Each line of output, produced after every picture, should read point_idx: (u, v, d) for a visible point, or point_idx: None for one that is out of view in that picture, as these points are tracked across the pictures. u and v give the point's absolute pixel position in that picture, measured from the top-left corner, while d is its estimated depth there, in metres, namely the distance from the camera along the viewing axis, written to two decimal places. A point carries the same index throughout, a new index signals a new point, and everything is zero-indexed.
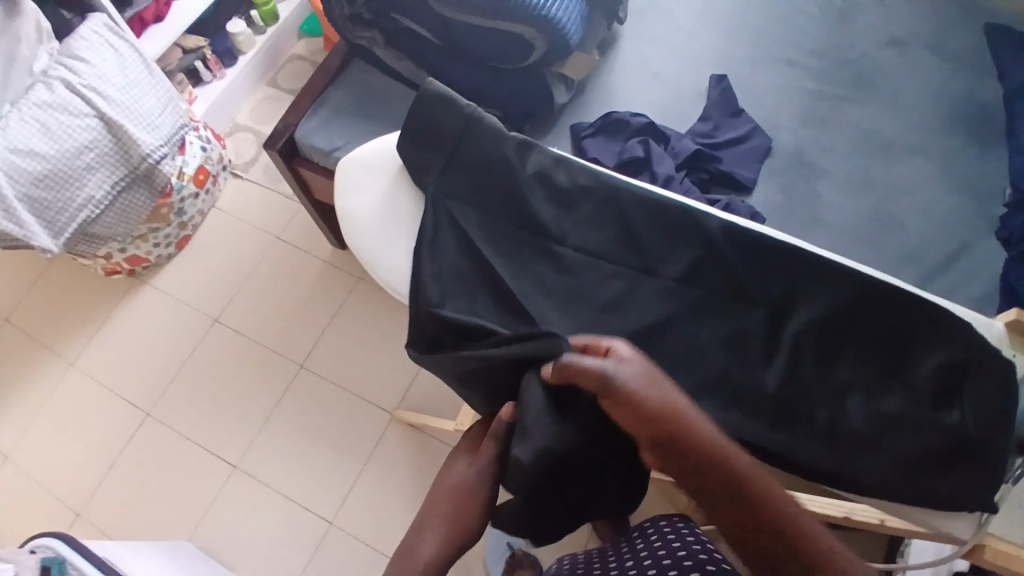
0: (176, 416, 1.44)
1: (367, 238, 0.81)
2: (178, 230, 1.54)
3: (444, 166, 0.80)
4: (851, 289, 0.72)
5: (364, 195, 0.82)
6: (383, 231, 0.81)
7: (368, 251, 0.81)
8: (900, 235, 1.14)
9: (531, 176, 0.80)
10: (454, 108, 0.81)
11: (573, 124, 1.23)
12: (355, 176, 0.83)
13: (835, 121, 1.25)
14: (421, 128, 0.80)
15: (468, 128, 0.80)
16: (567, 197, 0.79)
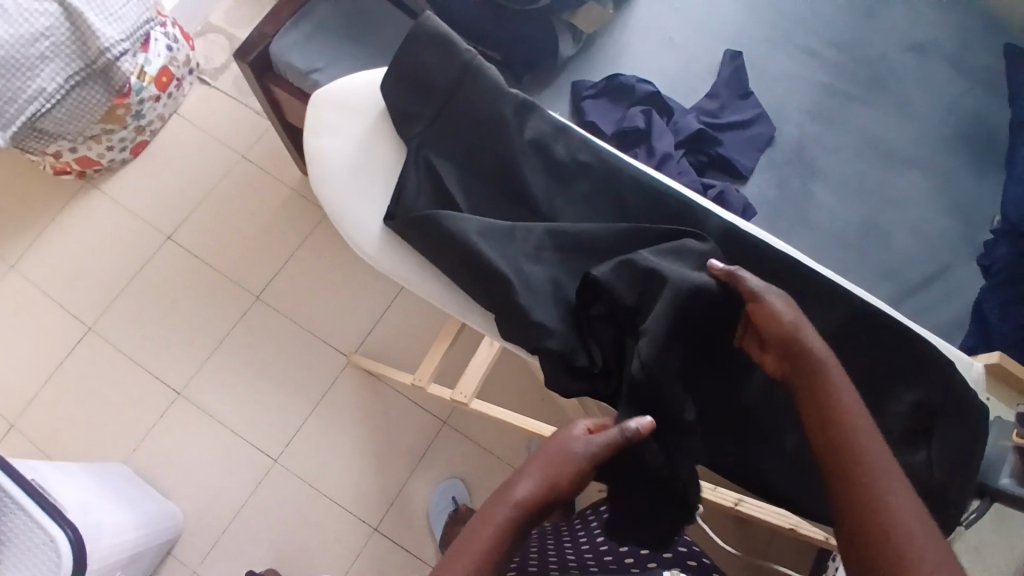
0: (120, 333, 1.37)
1: (340, 188, 0.69)
2: (134, 134, 1.43)
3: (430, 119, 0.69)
4: (839, 314, 0.69)
5: (339, 137, 0.71)
6: (358, 183, 0.70)
7: (337, 202, 0.69)
8: (885, 248, 1.12)
9: (529, 141, 0.70)
10: (449, 50, 0.69)
11: (575, 82, 1.15)
12: (332, 114, 0.71)
13: (842, 120, 1.20)
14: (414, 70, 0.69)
15: (468, 73, 0.69)
16: (562, 172, 0.70)
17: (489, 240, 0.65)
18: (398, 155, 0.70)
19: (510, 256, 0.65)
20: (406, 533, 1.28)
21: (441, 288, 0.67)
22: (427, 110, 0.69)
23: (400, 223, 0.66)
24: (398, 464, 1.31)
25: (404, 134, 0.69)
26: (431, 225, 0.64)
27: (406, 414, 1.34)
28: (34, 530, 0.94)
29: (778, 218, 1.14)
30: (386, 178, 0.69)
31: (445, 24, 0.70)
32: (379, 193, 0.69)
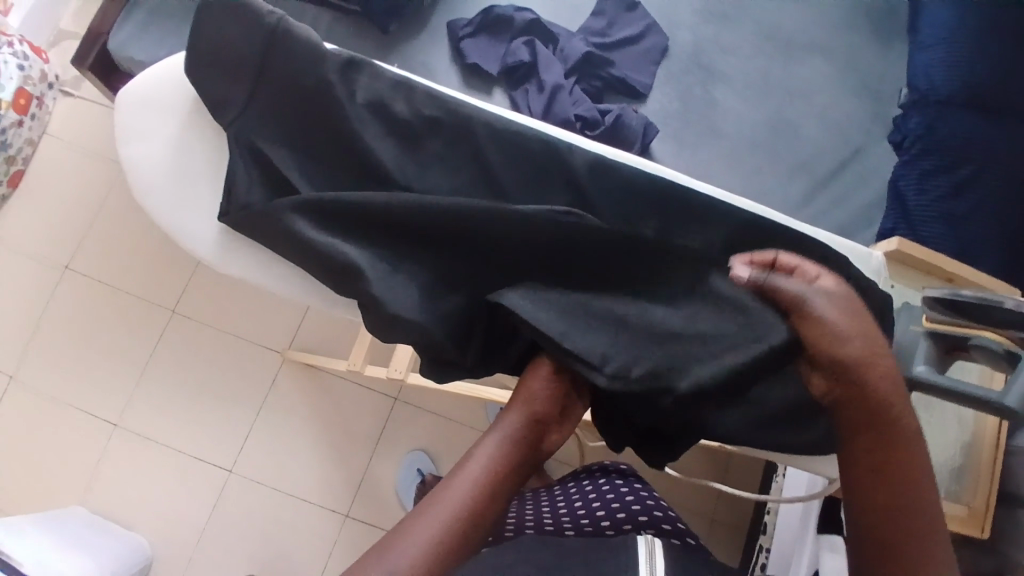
0: (40, 377, 1.30)
1: (164, 199, 0.67)
2: (7, 166, 1.30)
3: (248, 100, 0.65)
4: (726, 226, 0.67)
5: (152, 138, 0.67)
6: (183, 190, 0.67)
7: (166, 213, 0.67)
8: (795, 141, 1.10)
9: (363, 107, 0.66)
10: (254, 23, 0.64)
11: (450, 23, 1.07)
12: (140, 117, 0.67)
13: (736, 16, 1.15)
14: (230, 54, 0.64)
15: (274, 41, 0.64)
16: (409, 133, 0.67)
17: (334, 234, 0.64)
18: (218, 149, 0.67)
19: (364, 234, 0.64)
20: (378, 513, 1.27)
21: (301, 278, 0.69)
22: (250, 86, 0.65)
23: (237, 216, 0.64)
24: (357, 450, 1.29)
25: (221, 122, 0.65)
26: (271, 219, 0.63)
27: (355, 400, 1.31)
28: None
29: (684, 131, 1.10)
30: (212, 177, 0.67)
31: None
32: (208, 194, 0.67)
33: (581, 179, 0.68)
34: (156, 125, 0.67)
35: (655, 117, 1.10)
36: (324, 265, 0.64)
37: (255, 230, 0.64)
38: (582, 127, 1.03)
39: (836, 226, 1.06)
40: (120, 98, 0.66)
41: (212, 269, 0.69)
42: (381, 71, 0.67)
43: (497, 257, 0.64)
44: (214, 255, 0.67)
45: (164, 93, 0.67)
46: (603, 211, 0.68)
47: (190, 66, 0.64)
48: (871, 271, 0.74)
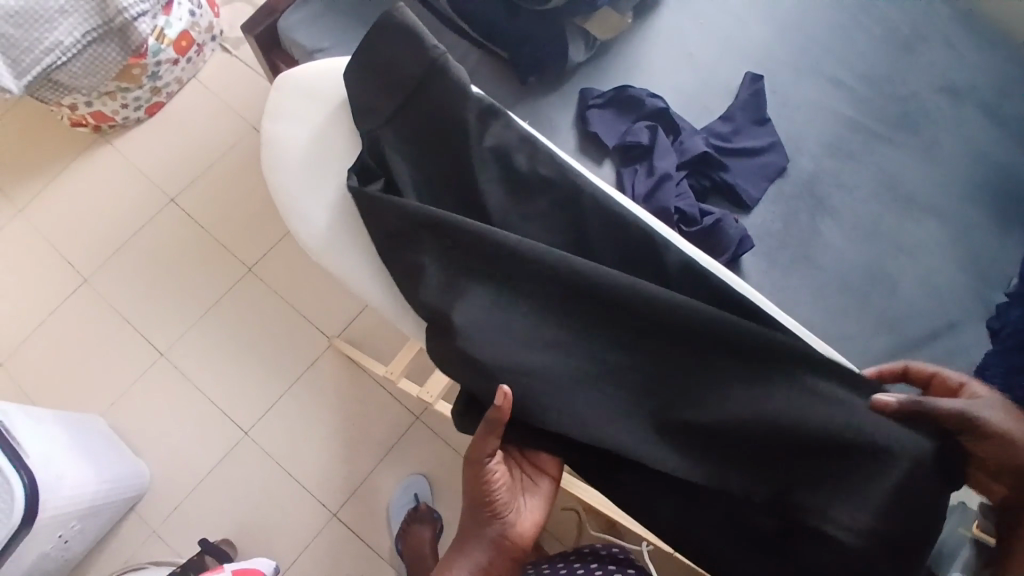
0: (112, 289, 1.39)
1: (287, 179, 0.73)
2: (150, 95, 1.42)
3: (394, 114, 0.70)
4: None
5: (296, 124, 0.74)
6: (309, 176, 0.73)
7: (288, 193, 0.73)
8: (889, 298, 1.06)
9: (486, 149, 0.70)
10: (416, 47, 0.71)
11: (584, 90, 1.13)
12: (294, 101, 0.74)
13: (862, 158, 1.14)
14: (385, 72, 0.71)
15: (433, 69, 0.70)
16: (522, 185, 0.70)
17: (441, 246, 0.69)
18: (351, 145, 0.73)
19: (460, 264, 0.68)
20: (365, 523, 1.27)
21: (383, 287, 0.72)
22: (394, 101, 0.71)
23: (359, 186, 0.70)
24: (367, 454, 1.31)
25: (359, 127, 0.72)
26: (383, 221, 0.69)
27: (379, 405, 1.33)
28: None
29: (778, 254, 1.09)
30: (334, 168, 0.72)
31: (418, 23, 0.72)
32: (324, 183, 0.73)
33: (670, 273, 0.67)
34: (303, 113, 0.74)
35: (752, 231, 1.10)
36: (415, 281, 0.69)
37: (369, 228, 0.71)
38: (679, 221, 1.04)
39: None
40: (284, 81, 0.74)
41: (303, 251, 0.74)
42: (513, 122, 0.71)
43: (578, 320, 0.67)
44: (311, 243, 0.72)
45: (321, 87, 0.74)
46: None
47: (350, 70, 0.71)
48: None
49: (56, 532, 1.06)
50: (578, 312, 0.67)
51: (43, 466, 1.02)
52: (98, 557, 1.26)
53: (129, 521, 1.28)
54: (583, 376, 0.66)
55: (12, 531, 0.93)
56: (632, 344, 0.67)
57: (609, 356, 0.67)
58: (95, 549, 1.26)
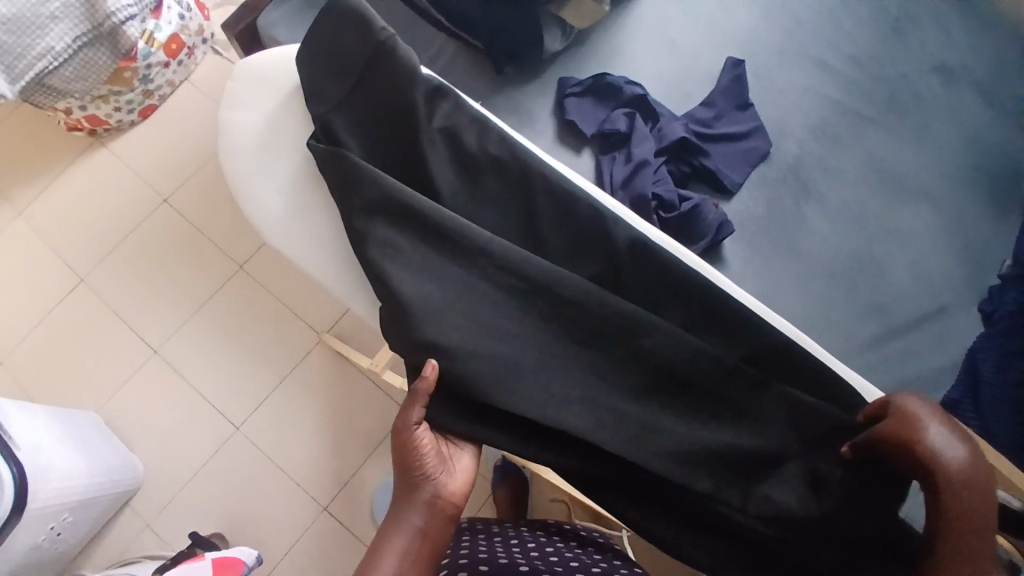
0: (107, 287, 1.42)
1: (248, 160, 0.77)
2: (142, 98, 1.45)
3: (345, 97, 0.74)
4: (753, 338, 0.71)
5: (251, 113, 0.77)
6: (263, 159, 0.76)
7: (243, 173, 0.77)
8: (876, 282, 1.05)
9: (436, 130, 0.75)
10: (363, 29, 0.74)
11: (562, 79, 1.13)
12: (251, 90, 0.78)
13: (847, 141, 1.13)
14: (340, 60, 0.74)
15: (380, 51, 0.74)
16: (472, 163, 0.76)
17: (391, 217, 0.72)
18: (302, 128, 0.76)
19: (412, 236, 0.72)
20: (354, 516, 1.28)
21: (335, 264, 0.76)
22: (343, 83, 0.74)
23: (322, 154, 0.73)
24: (358, 448, 1.31)
25: (310, 110, 0.74)
26: (351, 196, 0.72)
27: (368, 399, 1.34)
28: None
29: (762, 239, 1.07)
30: (295, 153, 0.76)
31: (369, 8, 0.75)
32: (280, 170, 0.76)
33: (618, 254, 0.73)
34: (258, 102, 0.77)
35: (734, 216, 1.08)
36: (378, 260, 0.71)
37: (337, 203, 0.73)
38: (657, 207, 1.02)
39: (890, 382, 1.00)
40: (238, 72, 0.77)
41: (264, 237, 0.77)
42: (464, 104, 0.77)
43: (525, 295, 0.70)
44: (269, 226, 0.76)
45: (278, 76, 0.77)
46: (630, 290, 0.73)
47: (300, 56, 0.75)
48: None
49: (48, 524, 1.08)
50: (529, 286, 0.70)
51: (33, 457, 1.05)
52: (93, 551, 1.28)
53: (124, 516, 1.30)
54: (546, 356, 0.69)
55: (3, 519, 0.96)
56: (584, 321, 0.70)
57: (564, 334, 0.70)
58: (91, 542, 1.29)
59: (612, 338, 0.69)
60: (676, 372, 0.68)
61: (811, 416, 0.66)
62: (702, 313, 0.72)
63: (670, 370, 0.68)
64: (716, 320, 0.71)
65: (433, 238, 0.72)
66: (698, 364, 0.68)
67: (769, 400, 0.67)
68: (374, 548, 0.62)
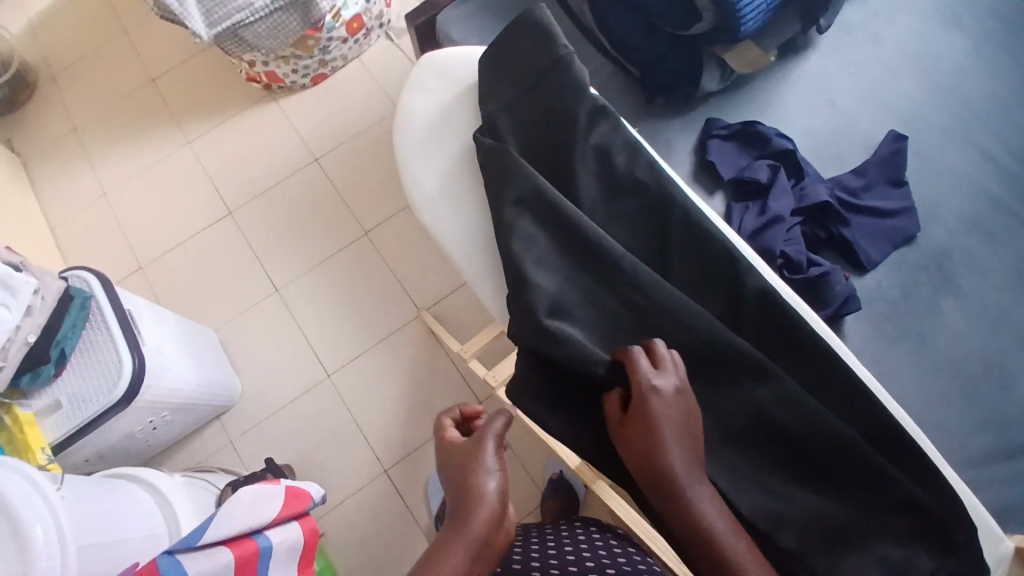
0: (249, 224, 1.57)
1: (412, 137, 0.84)
2: (318, 66, 1.60)
3: (514, 99, 0.80)
4: (867, 417, 0.69)
5: (428, 99, 0.85)
6: (425, 140, 0.84)
7: (405, 148, 0.84)
8: (1004, 398, 0.96)
9: (589, 145, 0.80)
10: (545, 41, 0.81)
11: (711, 119, 1.13)
12: (431, 77, 0.86)
13: (1005, 242, 1.04)
14: (517, 67, 0.81)
15: (556, 66, 0.80)
16: (615, 184, 0.80)
17: (535, 218, 0.77)
18: (470, 124, 0.83)
19: (545, 237, 0.76)
20: (409, 486, 1.33)
21: (467, 248, 0.81)
22: (516, 89, 0.80)
23: (485, 143, 0.79)
24: (427, 424, 1.37)
25: (481, 107, 0.82)
26: (504, 185, 0.77)
27: (448, 382, 1.39)
28: (108, 349, 1.11)
29: (887, 323, 1.01)
30: (454, 143, 0.83)
31: (556, 24, 0.82)
32: (437, 156, 0.83)
33: (742, 299, 0.74)
34: (436, 91, 0.85)
35: (862, 293, 1.03)
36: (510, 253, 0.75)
37: (490, 187, 0.79)
38: (782, 265, 0.99)
39: (995, 508, 0.91)
40: (425, 61, 0.86)
41: (413, 211, 0.84)
42: (621, 126, 0.81)
43: (640, 317, 0.73)
44: (418, 200, 0.83)
45: (459, 71, 0.85)
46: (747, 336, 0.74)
47: (484, 58, 0.82)
48: (992, 557, 0.71)
49: (147, 417, 1.21)
50: (647, 309, 0.73)
51: (154, 354, 1.18)
52: (181, 451, 1.43)
53: (213, 427, 1.44)
54: None
55: (109, 405, 1.08)
56: (693, 355, 0.72)
57: None
58: (181, 443, 1.43)
59: (716, 381, 0.71)
60: (774, 430, 0.69)
61: (906, 512, 0.65)
62: (816, 376, 0.71)
63: (765, 420, 0.69)
64: (830, 388, 0.71)
65: (565, 243, 0.76)
66: (805, 429, 0.68)
67: (864, 483, 0.66)
68: (430, 561, 0.57)
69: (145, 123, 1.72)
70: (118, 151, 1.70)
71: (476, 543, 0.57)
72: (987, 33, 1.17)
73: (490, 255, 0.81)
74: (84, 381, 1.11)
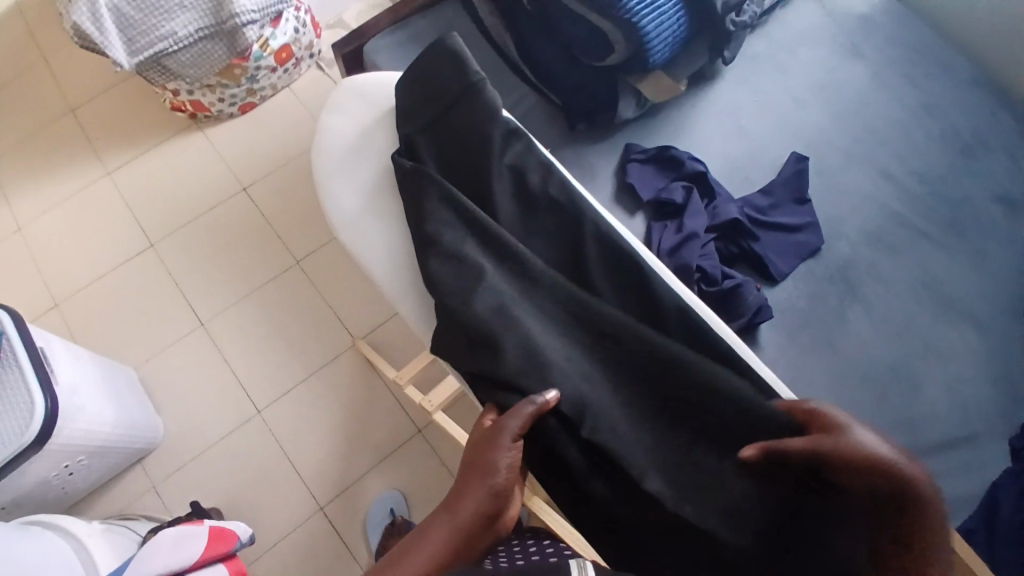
0: (173, 256, 1.52)
1: (334, 161, 0.85)
2: (245, 94, 1.58)
3: (432, 123, 0.83)
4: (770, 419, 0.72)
5: (347, 121, 0.87)
6: (346, 160, 0.85)
7: (329, 173, 0.85)
8: (911, 396, 1.04)
9: (506, 166, 0.83)
10: (461, 67, 0.84)
11: (629, 144, 1.20)
12: (351, 101, 0.88)
13: (901, 254, 1.14)
14: (437, 92, 0.83)
15: (469, 92, 0.83)
16: (536, 203, 0.83)
17: (457, 242, 0.78)
18: (390, 147, 0.85)
19: (473, 257, 0.78)
20: (349, 521, 1.29)
21: (394, 269, 0.82)
22: (433, 111, 0.83)
23: (399, 164, 0.82)
24: (367, 454, 1.34)
25: (398, 129, 0.84)
26: (423, 206, 0.79)
27: (387, 408, 1.37)
28: (20, 389, 1.05)
29: (800, 332, 1.08)
30: (376, 166, 0.85)
31: (467, 50, 0.85)
32: (358, 176, 0.85)
33: (655, 313, 0.77)
34: (354, 113, 0.87)
35: (774, 303, 1.10)
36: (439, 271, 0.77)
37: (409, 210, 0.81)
38: (699, 279, 1.05)
39: None
40: (344, 84, 0.88)
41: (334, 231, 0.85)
42: (535, 147, 0.84)
43: (569, 328, 0.76)
44: (340, 222, 0.84)
45: (378, 96, 0.88)
46: None
47: (402, 83, 0.85)
48: None
49: (62, 462, 1.13)
50: (575, 320, 0.76)
51: (68, 393, 1.12)
52: (97, 500, 1.33)
53: (135, 472, 1.35)
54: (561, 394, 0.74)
55: (20, 449, 1.01)
56: (614, 361, 0.74)
57: None
58: (97, 491, 1.34)
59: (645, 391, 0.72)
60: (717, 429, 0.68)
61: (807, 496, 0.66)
62: None
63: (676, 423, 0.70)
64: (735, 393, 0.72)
65: (479, 258, 0.78)
66: (745, 421, 0.68)
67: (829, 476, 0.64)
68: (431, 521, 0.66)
69: (60, 154, 1.64)
70: (29, 184, 1.62)
71: (460, 520, 0.65)
72: (872, 66, 1.30)
73: (411, 277, 0.82)
74: None
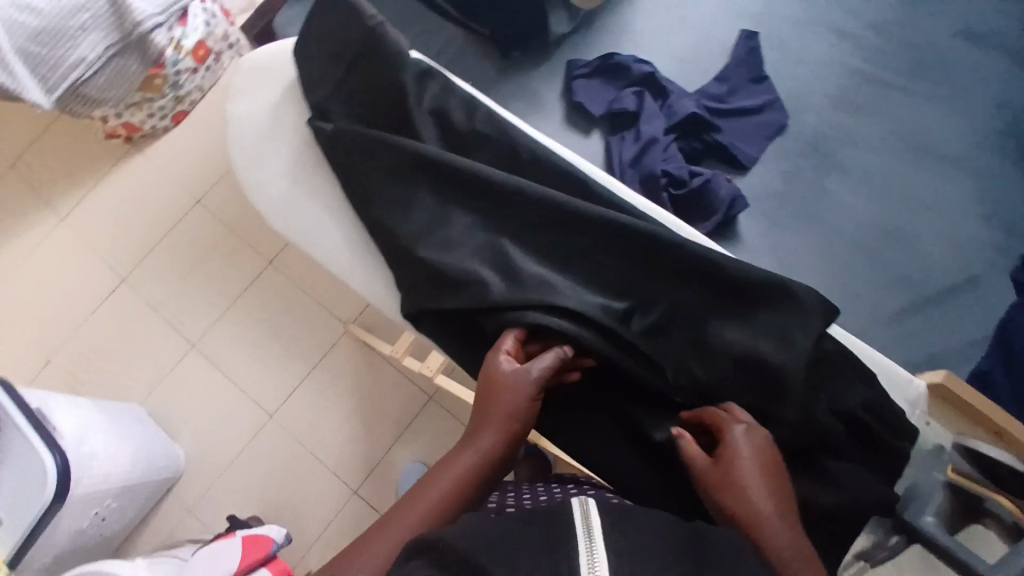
0: (147, 284, 1.49)
1: (251, 145, 0.82)
2: (174, 104, 1.51)
3: (339, 80, 0.79)
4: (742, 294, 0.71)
5: (252, 101, 0.83)
6: (264, 141, 0.82)
7: (249, 158, 0.82)
8: (905, 253, 1.02)
9: (426, 111, 0.79)
10: (359, 18, 0.78)
11: (569, 61, 1.14)
12: (253, 79, 0.83)
13: (870, 111, 1.09)
14: (345, 51, 0.78)
15: (370, 38, 0.78)
16: (476, 144, 0.79)
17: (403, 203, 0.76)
18: (297, 117, 0.81)
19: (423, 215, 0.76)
20: (384, 498, 1.31)
21: (349, 245, 0.80)
22: (338, 71, 0.79)
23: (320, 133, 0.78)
24: (384, 431, 1.35)
25: (305, 96, 0.80)
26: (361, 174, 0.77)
27: (393, 383, 1.37)
28: (29, 450, 1.05)
29: (780, 213, 1.05)
30: (295, 142, 0.81)
31: None
32: (281, 157, 0.81)
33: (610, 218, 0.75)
34: (261, 91, 0.83)
35: (749, 191, 1.06)
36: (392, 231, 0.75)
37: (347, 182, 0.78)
38: (668, 184, 1.01)
39: (916, 355, 0.97)
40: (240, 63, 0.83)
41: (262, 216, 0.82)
42: (451, 85, 0.81)
43: (555, 231, 0.73)
44: (272, 207, 0.81)
45: (279, 68, 0.83)
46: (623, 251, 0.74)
47: (296, 46, 0.80)
48: (906, 400, 0.73)
49: (91, 510, 1.14)
50: (560, 219, 0.73)
51: (76, 443, 1.11)
52: (142, 533, 1.37)
53: (169, 499, 1.38)
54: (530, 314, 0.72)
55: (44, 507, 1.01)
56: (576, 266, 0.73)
57: None
58: (139, 525, 1.37)
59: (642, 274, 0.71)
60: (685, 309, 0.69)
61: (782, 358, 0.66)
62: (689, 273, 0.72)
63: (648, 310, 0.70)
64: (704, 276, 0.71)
65: (421, 215, 0.76)
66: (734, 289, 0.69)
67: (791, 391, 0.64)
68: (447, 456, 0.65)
69: (10, 211, 1.60)
70: None
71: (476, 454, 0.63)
72: None
73: (368, 248, 0.79)
74: (15, 488, 1.05)
